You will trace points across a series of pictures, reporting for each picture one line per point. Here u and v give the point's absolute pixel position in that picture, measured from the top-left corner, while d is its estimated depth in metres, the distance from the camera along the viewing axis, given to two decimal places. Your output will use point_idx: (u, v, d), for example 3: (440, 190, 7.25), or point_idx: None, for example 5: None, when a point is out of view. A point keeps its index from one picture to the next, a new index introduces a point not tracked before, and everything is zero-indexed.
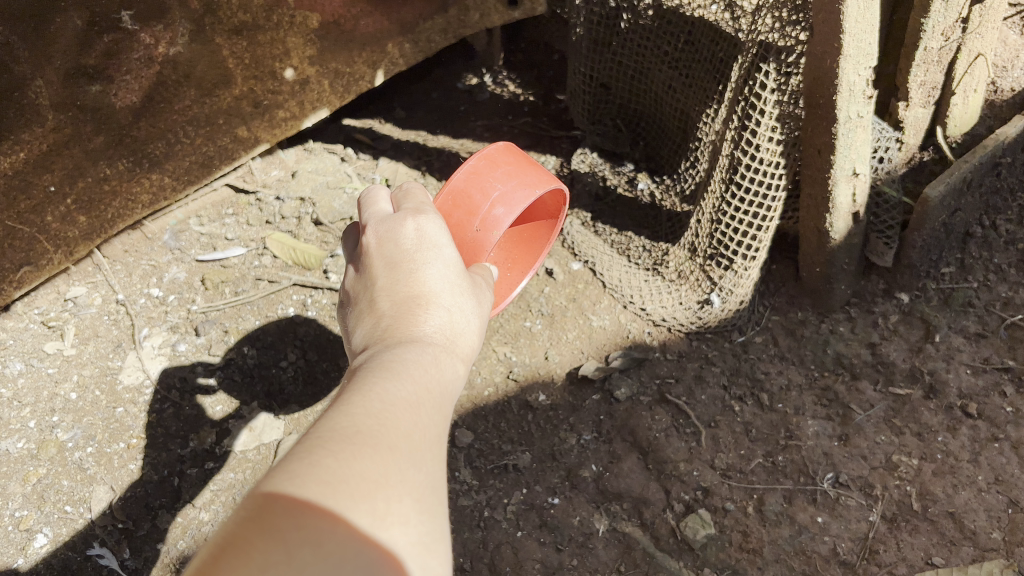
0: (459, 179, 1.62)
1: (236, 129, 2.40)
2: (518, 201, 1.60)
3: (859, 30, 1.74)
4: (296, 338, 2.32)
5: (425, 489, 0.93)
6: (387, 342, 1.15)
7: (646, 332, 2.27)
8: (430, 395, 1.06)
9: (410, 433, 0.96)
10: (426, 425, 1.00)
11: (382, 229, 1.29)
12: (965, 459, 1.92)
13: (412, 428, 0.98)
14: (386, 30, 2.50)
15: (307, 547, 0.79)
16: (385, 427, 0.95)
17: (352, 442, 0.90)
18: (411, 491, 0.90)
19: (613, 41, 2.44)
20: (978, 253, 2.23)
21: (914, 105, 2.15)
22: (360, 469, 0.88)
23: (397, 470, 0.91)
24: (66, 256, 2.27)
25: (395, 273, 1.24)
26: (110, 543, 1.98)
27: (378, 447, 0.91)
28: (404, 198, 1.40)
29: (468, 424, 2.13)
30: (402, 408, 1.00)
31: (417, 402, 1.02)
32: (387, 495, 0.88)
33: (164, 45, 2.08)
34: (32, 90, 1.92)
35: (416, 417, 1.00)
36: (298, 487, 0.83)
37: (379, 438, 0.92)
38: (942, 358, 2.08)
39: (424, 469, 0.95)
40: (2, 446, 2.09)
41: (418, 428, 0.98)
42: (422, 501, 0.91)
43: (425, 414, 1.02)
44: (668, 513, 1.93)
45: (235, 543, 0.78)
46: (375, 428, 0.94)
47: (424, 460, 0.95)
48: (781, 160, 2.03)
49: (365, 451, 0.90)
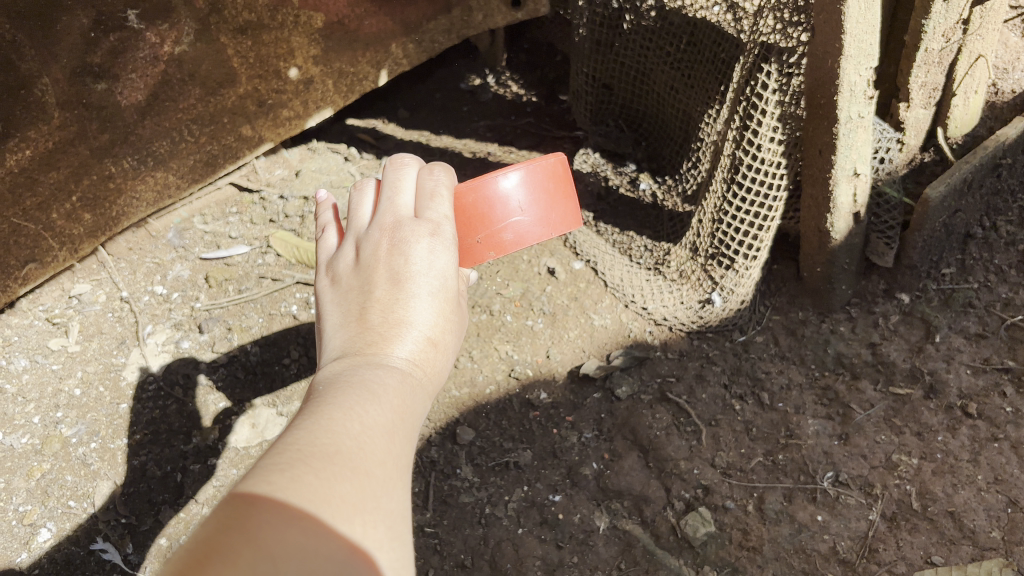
0: (494, 188, 1.59)
1: (241, 128, 2.41)
2: (525, 240, 1.66)
3: (860, 30, 1.75)
4: (299, 335, 2.33)
5: (395, 517, 0.96)
6: (369, 360, 1.14)
7: (647, 331, 2.29)
8: (404, 419, 1.08)
9: (384, 457, 0.99)
10: (400, 450, 1.03)
11: (397, 236, 1.23)
12: (964, 459, 1.93)
13: (387, 454, 1.00)
14: (390, 30, 2.51)
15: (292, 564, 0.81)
16: (364, 450, 0.96)
17: (333, 463, 0.92)
18: (383, 517, 0.93)
19: (616, 42, 2.45)
20: (978, 254, 2.23)
21: (915, 106, 2.16)
22: (341, 491, 0.90)
23: (372, 494, 0.93)
24: (71, 253, 2.29)
25: (392, 284, 1.20)
26: (114, 538, 1.99)
27: (356, 471, 0.93)
28: (427, 194, 1.32)
29: (470, 421, 2.14)
30: (382, 433, 1.01)
31: (394, 425, 1.05)
32: (365, 518, 0.90)
33: (169, 44, 2.10)
34: (38, 89, 1.94)
35: (392, 440, 1.03)
36: (284, 503, 0.84)
37: (359, 462, 0.94)
38: (942, 358, 2.08)
39: (395, 496, 0.97)
40: (7, 441, 2.10)
41: (392, 453, 1.01)
42: (392, 527, 0.94)
43: (399, 441, 1.04)
44: (668, 510, 1.94)
45: (219, 551, 0.78)
46: (354, 450, 0.95)
47: (395, 488, 0.98)
48: (783, 160, 2.04)
49: (343, 474, 0.92)
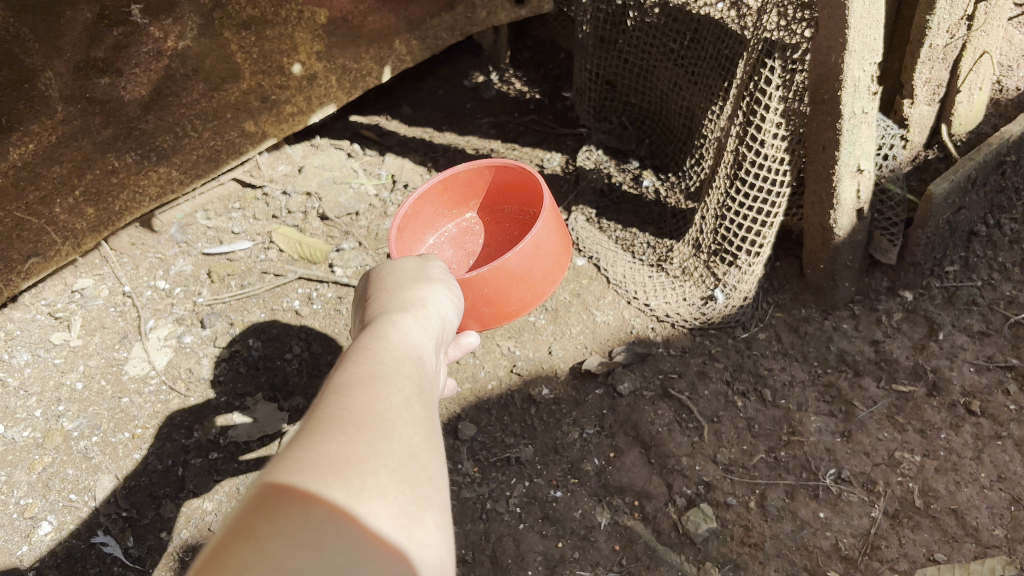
0: None
1: (244, 123, 2.41)
2: None
3: (864, 25, 1.75)
4: (301, 331, 2.32)
5: (400, 459, 0.91)
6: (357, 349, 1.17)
7: (650, 328, 2.28)
8: (395, 371, 1.05)
9: (375, 407, 0.95)
10: (395, 398, 1.00)
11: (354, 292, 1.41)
12: (967, 456, 1.92)
13: (377, 403, 0.96)
14: (393, 26, 2.50)
15: (283, 537, 0.76)
16: (351, 408, 0.93)
17: (315, 432, 0.89)
18: (384, 463, 0.89)
19: (619, 39, 2.45)
20: (982, 252, 2.21)
21: (920, 102, 2.16)
22: (326, 451, 0.86)
23: (368, 446, 0.90)
24: (74, 248, 2.29)
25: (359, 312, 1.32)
26: (114, 531, 1.98)
27: (345, 428, 0.90)
28: None
29: (472, 417, 2.16)
30: (365, 387, 0.99)
31: (382, 379, 1.02)
32: (361, 469, 0.86)
33: (173, 38, 2.10)
34: (41, 82, 1.94)
35: (383, 391, 0.99)
36: (269, 484, 0.80)
37: (344, 419, 0.91)
38: (945, 356, 2.07)
39: (396, 439, 0.93)
40: (9, 434, 2.11)
41: (384, 402, 0.97)
42: (397, 471, 0.90)
43: (390, 389, 1.01)
44: (669, 506, 1.94)
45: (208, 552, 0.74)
46: (340, 412, 0.92)
47: (395, 431, 0.94)
48: (786, 155, 2.03)
49: (331, 435, 0.88)
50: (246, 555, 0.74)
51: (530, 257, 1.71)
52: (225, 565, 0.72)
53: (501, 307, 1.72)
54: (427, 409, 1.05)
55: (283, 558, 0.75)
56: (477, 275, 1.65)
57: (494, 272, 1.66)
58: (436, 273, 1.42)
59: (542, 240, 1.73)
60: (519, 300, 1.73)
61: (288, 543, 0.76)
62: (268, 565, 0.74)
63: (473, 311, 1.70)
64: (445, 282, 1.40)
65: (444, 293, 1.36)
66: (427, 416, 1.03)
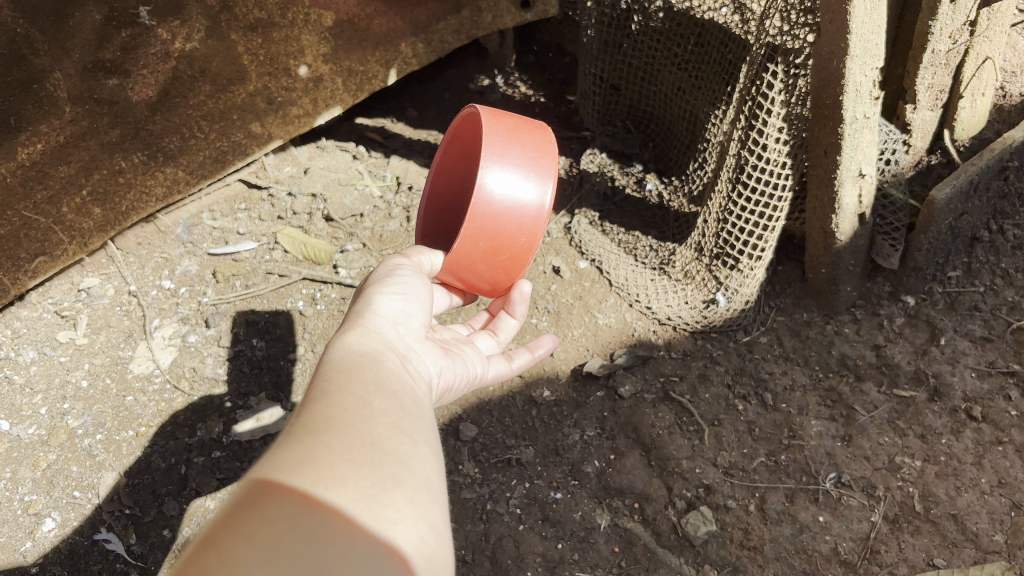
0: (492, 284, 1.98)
1: (251, 125, 2.43)
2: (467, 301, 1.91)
3: (866, 29, 1.77)
4: (305, 331, 2.34)
5: (356, 450, 0.96)
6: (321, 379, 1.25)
7: (651, 331, 2.29)
8: (346, 382, 1.12)
9: (326, 415, 1.01)
10: (347, 405, 1.05)
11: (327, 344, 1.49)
12: (968, 462, 1.92)
13: (328, 411, 1.02)
14: (399, 30, 2.51)
15: (240, 537, 0.79)
16: (303, 423, 1.00)
17: (273, 452, 0.94)
18: (340, 457, 0.94)
19: (623, 43, 2.45)
20: (985, 258, 2.21)
21: (922, 108, 2.16)
22: (277, 462, 0.90)
23: (322, 444, 0.95)
24: (81, 247, 2.31)
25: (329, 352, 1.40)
26: (117, 528, 2.01)
27: (294, 441, 0.95)
28: None
29: (473, 418, 2.16)
30: (317, 404, 1.05)
31: (333, 394, 1.08)
32: (316, 464, 0.90)
33: (181, 40, 2.12)
34: (50, 83, 1.96)
35: (336, 400, 1.06)
36: (230, 500, 0.84)
37: (295, 435, 0.96)
38: (947, 361, 2.07)
39: (350, 434, 0.99)
40: (15, 432, 2.13)
41: (335, 408, 1.03)
42: (356, 461, 0.94)
43: (341, 398, 1.07)
44: (669, 509, 1.94)
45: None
46: (291, 432, 0.98)
47: (348, 429, 0.99)
48: (788, 160, 2.04)
49: (286, 448, 0.94)
50: (206, 560, 0.76)
51: (496, 189, 1.62)
52: None
53: (506, 247, 1.65)
54: (388, 407, 1.10)
55: (242, 555, 0.78)
56: (462, 238, 1.62)
57: (472, 226, 1.62)
58: (392, 280, 1.47)
59: (500, 164, 1.63)
60: (519, 228, 1.64)
61: (244, 541, 0.79)
62: (226, 566, 0.76)
63: (495, 266, 1.67)
64: (399, 288, 1.46)
65: (391, 302, 1.42)
66: (386, 414, 1.08)
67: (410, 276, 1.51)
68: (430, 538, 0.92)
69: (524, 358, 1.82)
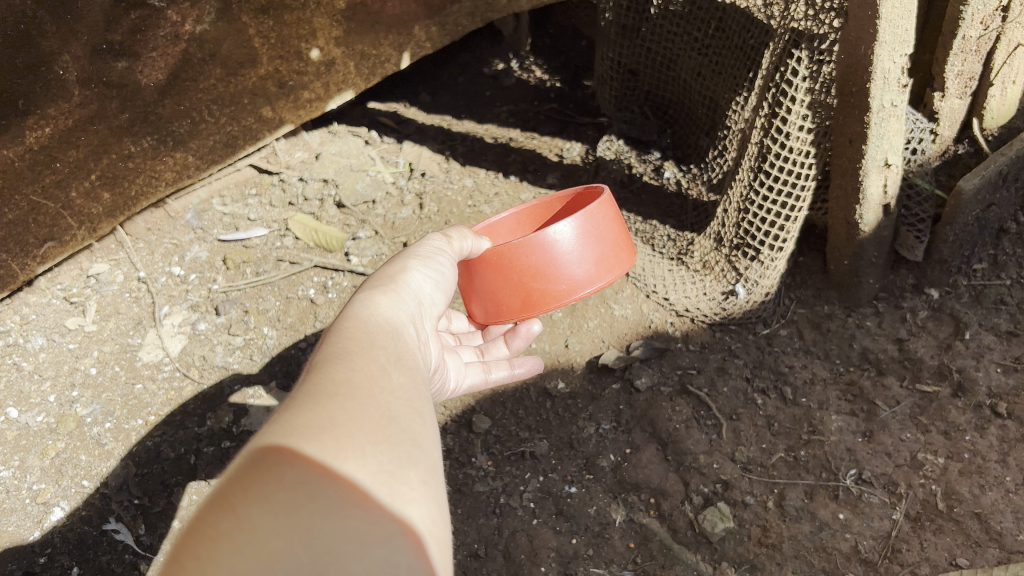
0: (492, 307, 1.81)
1: (261, 109, 2.38)
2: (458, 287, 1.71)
3: (896, 15, 1.71)
4: (315, 319, 2.29)
5: (374, 423, 0.98)
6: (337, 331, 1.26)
7: (669, 322, 2.23)
8: (365, 348, 1.13)
9: (348, 379, 1.03)
10: (369, 373, 1.07)
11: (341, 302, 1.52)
12: (992, 459, 1.86)
13: (350, 377, 1.04)
14: (412, 12, 2.45)
15: (259, 502, 0.82)
16: (327, 383, 1.01)
17: (293, 409, 0.96)
18: (361, 429, 0.95)
19: (642, 28, 2.42)
20: (1012, 250, 2.14)
21: (951, 96, 2.10)
22: (300, 423, 0.92)
23: (342, 413, 0.96)
24: (89, 233, 2.26)
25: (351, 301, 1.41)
26: (126, 519, 2.00)
27: (315, 404, 0.96)
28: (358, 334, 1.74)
29: (486, 410, 2.13)
30: (339, 366, 1.06)
31: (355, 357, 1.09)
32: (337, 433, 0.92)
33: (191, 23, 2.08)
34: (59, 65, 1.94)
35: (357, 365, 1.08)
36: (251, 457, 0.86)
37: (318, 396, 0.98)
38: (972, 356, 2.02)
39: (369, 405, 1.00)
40: (23, 420, 2.11)
41: (356, 374, 1.05)
42: (374, 436, 0.96)
43: (362, 364, 1.08)
44: (686, 505, 1.91)
45: (189, 529, 0.80)
46: (313, 391, 1.00)
47: (368, 400, 1.01)
48: (812, 149, 1.99)
49: (307, 409, 0.95)
50: (223, 523, 0.80)
51: (582, 237, 1.62)
52: (202, 534, 0.79)
53: (546, 281, 1.61)
54: (405, 381, 1.11)
55: (258, 520, 0.81)
56: (525, 242, 1.58)
57: (542, 239, 1.59)
58: (430, 247, 1.46)
59: (597, 219, 1.64)
60: (568, 279, 1.62)
61: (262, 506, 0.82)
62: (246, 530, 0.80)
63: (522, 289, 1.62)
64: (436, 265, 1.44)
65: (425, 273, 1.41)
66: (403, 389, 1.09)
67: (447, 254, 1.48)
68: (438, 521, 0.93)
69: (500, 372, 1.77)
